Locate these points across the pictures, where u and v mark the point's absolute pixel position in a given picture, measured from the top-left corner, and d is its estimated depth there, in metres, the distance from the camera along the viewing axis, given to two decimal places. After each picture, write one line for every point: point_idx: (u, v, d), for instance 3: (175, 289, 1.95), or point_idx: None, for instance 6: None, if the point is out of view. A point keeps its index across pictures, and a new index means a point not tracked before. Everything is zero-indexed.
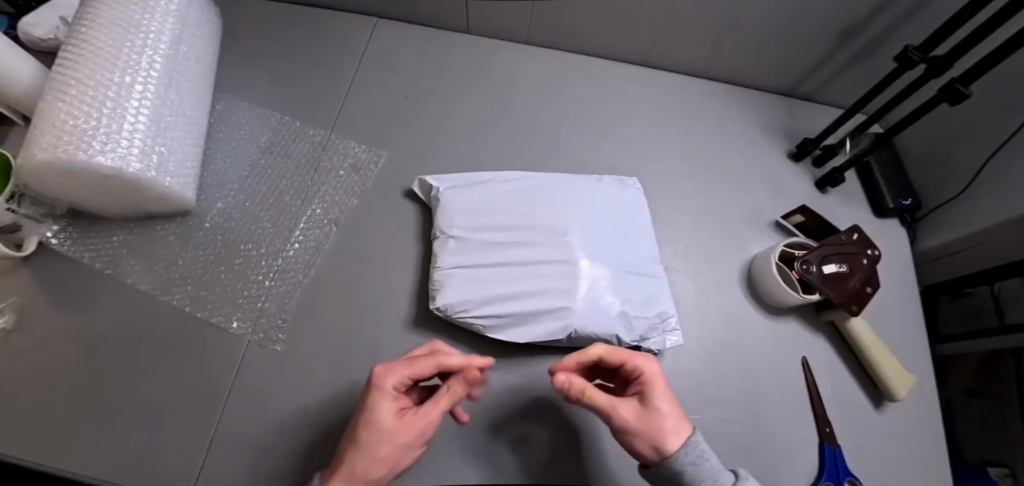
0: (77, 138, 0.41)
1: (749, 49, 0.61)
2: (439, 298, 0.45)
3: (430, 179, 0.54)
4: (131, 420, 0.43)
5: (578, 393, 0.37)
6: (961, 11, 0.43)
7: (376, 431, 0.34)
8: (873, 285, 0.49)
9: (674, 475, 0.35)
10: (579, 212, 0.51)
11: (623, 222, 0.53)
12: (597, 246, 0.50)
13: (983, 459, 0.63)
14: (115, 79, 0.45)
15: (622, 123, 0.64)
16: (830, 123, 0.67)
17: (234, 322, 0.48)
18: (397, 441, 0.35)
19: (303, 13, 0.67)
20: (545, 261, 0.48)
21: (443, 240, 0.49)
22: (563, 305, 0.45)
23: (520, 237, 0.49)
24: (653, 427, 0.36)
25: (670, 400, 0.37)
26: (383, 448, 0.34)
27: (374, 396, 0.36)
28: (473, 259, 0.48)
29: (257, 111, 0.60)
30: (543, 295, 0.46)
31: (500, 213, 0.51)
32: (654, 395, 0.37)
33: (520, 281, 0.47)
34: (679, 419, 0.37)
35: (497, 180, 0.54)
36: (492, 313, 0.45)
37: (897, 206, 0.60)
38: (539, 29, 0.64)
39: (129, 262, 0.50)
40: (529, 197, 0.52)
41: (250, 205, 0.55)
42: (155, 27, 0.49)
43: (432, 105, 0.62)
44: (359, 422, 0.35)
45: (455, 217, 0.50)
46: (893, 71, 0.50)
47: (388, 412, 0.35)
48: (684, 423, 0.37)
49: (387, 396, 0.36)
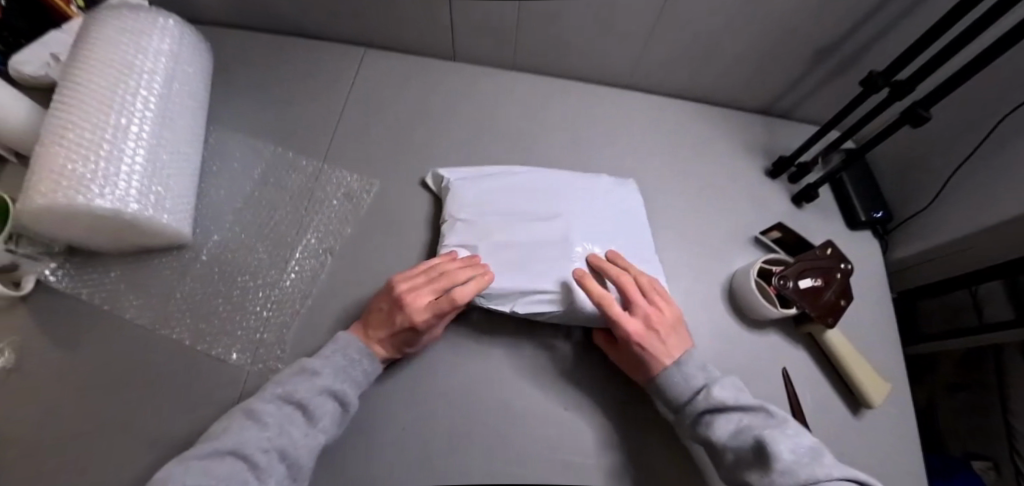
0: (76, 182, 0.42)
1: (726, 71, 0.64)
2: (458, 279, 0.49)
3: (443, 172, 0.58)
4: (134, 454, 0.44)
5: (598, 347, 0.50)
6: (923, 38, 0.46)
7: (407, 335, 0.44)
8: (847, 298, 0.52)
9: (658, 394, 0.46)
10: (580, 205, 0.55)
11: (621, 217, 0.56)
12: (594, 237, 0.53)
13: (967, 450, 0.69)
14: (112, 121, 0.46)
15: (607, 145, 0.66)
16: (804, 139, 0.70)
17: (233, 354, 0.49)
18: (419, 340, 0.45)
19: (293, 43, 0.68)
20: (546, 245, 0.51)
21: (452, 222, 0.52)
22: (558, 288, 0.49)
23: (525, 223, 0.52)
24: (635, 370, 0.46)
25: (642, 352, 0.44)
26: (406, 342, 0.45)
27: (426, 318, 0.42)
28: (478, 238, 0.50)
29: (251, 143, 0.61)
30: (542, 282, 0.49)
31: (506, 200, 0.54)
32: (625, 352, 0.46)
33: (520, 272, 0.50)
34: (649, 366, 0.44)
35: (507, 172, 0.57)
36: (493, 286, 0.47)
37: (869, 218, 0.63)
38: (523, 56, 0.66)
39: (127, 296, 0.51)
40: (534, 187, 0.55)
41: (247, 236, 0.56)
42: (149, 67, 0.51)
43: (422, 133, 0.64)
44: (399, 325, 0.43)
45: (464, 203, 0.53)
46: (860, 94, 0.53)
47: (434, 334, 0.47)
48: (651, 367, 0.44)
49: (432, 319, 0.43)
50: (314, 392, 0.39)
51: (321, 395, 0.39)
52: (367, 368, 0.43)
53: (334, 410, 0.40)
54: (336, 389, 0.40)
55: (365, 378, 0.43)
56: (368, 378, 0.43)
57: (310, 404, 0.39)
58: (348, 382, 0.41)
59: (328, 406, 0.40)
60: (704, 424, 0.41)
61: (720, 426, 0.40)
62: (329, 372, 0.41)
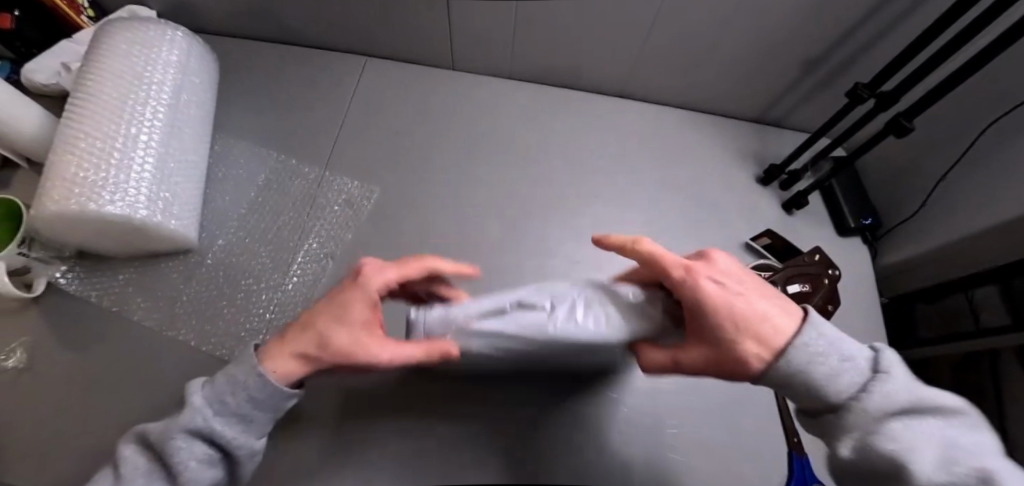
0: (89, 190, 0.44)
1: (718, 81, 0.66)
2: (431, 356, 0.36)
3: None
4: None
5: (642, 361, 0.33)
6: (905, 52, 0.48)
7: (359, 309, 0.31)
8: (833, 304, 0.55)
9: (779, 383, 0.28)
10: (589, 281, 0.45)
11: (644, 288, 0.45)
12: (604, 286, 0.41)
13: None
14: (122, 130, 0.48)
15: (602, 152, 0.68)
16: (796, 147, 0.71)
17: (237, 355, 0.51)
18: (350, 315, 0.31)
19: (296, 52, 0.70)
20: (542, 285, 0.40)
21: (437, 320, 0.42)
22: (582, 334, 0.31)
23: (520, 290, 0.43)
24: (737, 371, 0.28)
25: (744, 314, 0.28)
26: (361, 333, 0.31)
27: (382, 267, 0.33)
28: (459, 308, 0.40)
29: (255, 150, 0.63)
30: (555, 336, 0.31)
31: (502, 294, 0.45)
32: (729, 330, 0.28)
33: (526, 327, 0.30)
34: (755, 339, 0.28)
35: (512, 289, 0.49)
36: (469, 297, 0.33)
37: (859, 225, 0.64)
38: (521, 65, 0.68)
39: (135, 299, 0.53)
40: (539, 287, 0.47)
41: (250, 241, 0.58)
42: (158, 78, 0.52)
43: (422, 140, 0.65)
44: (347, 291, 0.32)
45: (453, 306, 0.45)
46: (846, 104, 0.54)
47: (371, 318, 0.32)
48: (770, 333, 0.28)
49: (391, 273, 0.33)
50: (171, 432, 0.29)
51: (182, 437, 0.29)
52: (257, 394, 0.30)
53: (209, 453, 0.30)
54: (202, 428, 0.29)
55: (258, 412, 0.31)
56: (261, 413, 0.31)
57: (166, 449, 0.29)
58: (225, 418, 0.30)
59: (200, 446, 0.30)
60: (879, 431, 0.26)
61: (906, 438, 0.25)
62: (194, 405, 0.29)
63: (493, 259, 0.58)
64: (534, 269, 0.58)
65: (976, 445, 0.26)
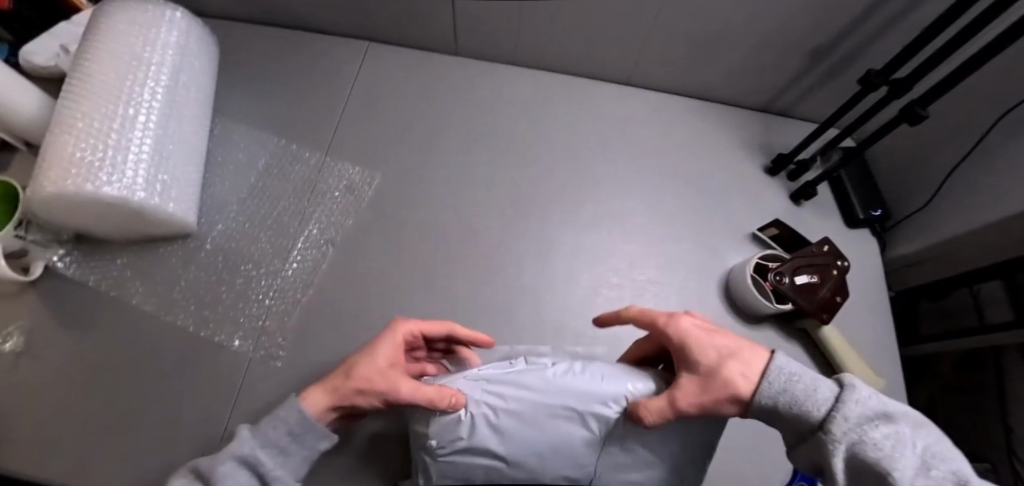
0: (86, 171, 0.44)
1: (726, 69, 0.64)
2: (432, 439, 0.33)
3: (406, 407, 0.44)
4: (138, 436, 0.45)
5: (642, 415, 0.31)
6: (920, 37, 0.46)
7: (384, 345, 0.38)
8: (842, 295, 0.52)
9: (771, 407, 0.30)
10: None
11: None
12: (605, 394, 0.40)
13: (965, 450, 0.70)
14: (120, 111, 0.47)
15: (607, 140, 0.67)
16: (804, 137, 0.70)
17: (236, 341, 0.50)
18: (372, 354, 0.38)
19: (296, 37, 0.68)
20: None
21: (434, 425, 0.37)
22: (584, 398, 0.33)
23: None
24: (729, 394, 0.31)
25: (725, 343, 0.33)
26: (383, 360, 0.37)
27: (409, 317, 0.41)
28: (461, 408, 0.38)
29: (254, 135, 0.62)
30: (558, 405, 0.33)
31: None
32: (711, 358, 0.33)
33: (533, 390, 0.33)
34: (737, 362, 0.32)
35: None
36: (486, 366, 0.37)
37: (867, 217, 0.63)
38: (525, 51, 0.67)
39: (133, 283, 0.52)
40: None
41: (250, 227, 0.57)
42: (156, 59, 0.51)
43: (424, 127, 0.64)
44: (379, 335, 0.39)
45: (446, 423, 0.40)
46: (858, 93, 0.53)
47: (388, 355, 0.38)
48: (746, 357, 0.32)
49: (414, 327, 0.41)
50: (220, 460, 0.33)
51: (229, 464, 0.34)
52: (294, 428, 0.36)
53: (249, 481, 0.34)
54: (248, 455, 0.34)
55: (296, 446, 0.36)
56: (299, 448, 0.37)
57: (215, 474, 0.33)
58: (269, 448, 0.35)
59: (243, 475, 0.34)
60: (861, 442, 0.26)
61: (887, 451, 0.25)
62: (244, 435, 0.35)
63: (496, 247, 0.58)
64: (537, 258, 0.58)
65: (944, 449, 0.27)
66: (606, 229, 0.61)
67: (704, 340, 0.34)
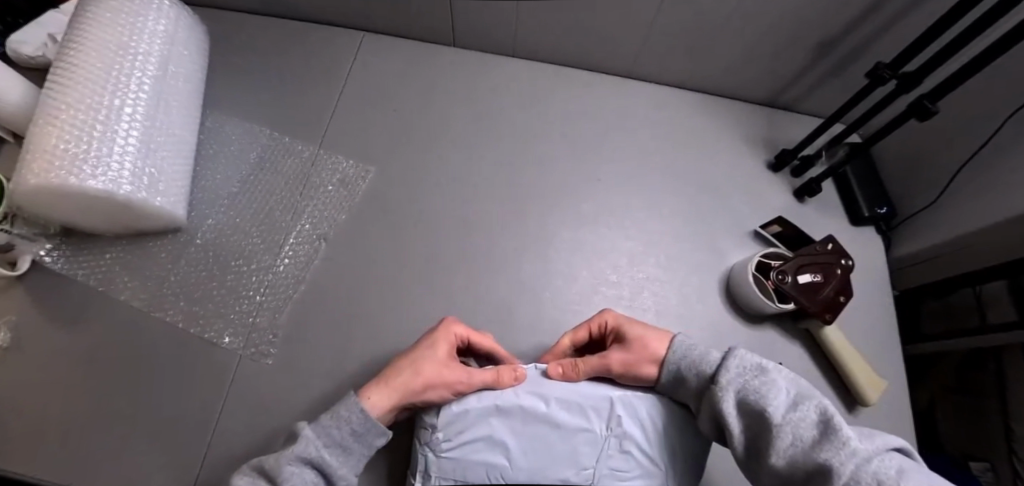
0: (69, 163, 0.42)
1: (729, 63, 0.62)
2: (439, 431, 0.37)
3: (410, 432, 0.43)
4: (127, 434, 0.44)
5: (575, 367, 0.40)
6: (930, 30, 0.44)
7: (442, 344, 0.40)
8: (846, 294, 0.51)
9: (676, 372, 0.38)
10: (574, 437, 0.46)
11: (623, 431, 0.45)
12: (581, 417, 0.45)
13: (967, 451, 0.71)
14: (105, 101, 0.46)
15: (607, 135, 0.65)
16: (809, 133, 0.69)
17: (226, 338, 0.49)
18: (430, 348, 0.40)
19: (289, 26, 0.67)
20: None
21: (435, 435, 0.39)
22: (591, 398, 0.39)
23: None
24: (646, 356, 0.40)
25: (641, 323, 0.42)
26: (441, 354, 0.40)
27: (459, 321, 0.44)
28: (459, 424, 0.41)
29: (247, 128, 0.61)
30: (561, 403, 0.38)
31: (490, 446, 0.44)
32: (632, 331, 0.41)
33: (540, 393, 0.38)
34: (653, 333, 0.41)
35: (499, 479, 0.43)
36: None
37: (873, 214, 0.62)
38: (523, 43, 0.65)
39: (121, 279, 0.51)
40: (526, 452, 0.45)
41: (241, 221, 0.56)
42: (143, 48, 0.50)
43: (418, 120, 0.63)
44: (432, 334, 0.42)
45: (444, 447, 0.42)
46: (865, 87, 0.51)
47: (446, 349, 0.40)
48: (659, 332, 0.42)
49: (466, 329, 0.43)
50: (287, 460, 0.33)
51: (295, 466, 0.33)
52: (359, 428, 0.36)
53: (315, 480, 0.34)
54: (314, 456, 0.34)
55: (357, 445, 0.37)
56: (360, 446, 0.37)
57: (281, 476, 0.32)
58: (331, 447, 0.36)
59: (308, 473, 0.34)
60: (739, 391, 0.33)
61: (757, 392, 0.32)
62: (307, 436, 0.35)
63: (493, 244, 0.56)
64: (534, 255, 0.56)
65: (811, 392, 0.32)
66: (606, 226, 0.59)
67: (618, 320, 0.43)
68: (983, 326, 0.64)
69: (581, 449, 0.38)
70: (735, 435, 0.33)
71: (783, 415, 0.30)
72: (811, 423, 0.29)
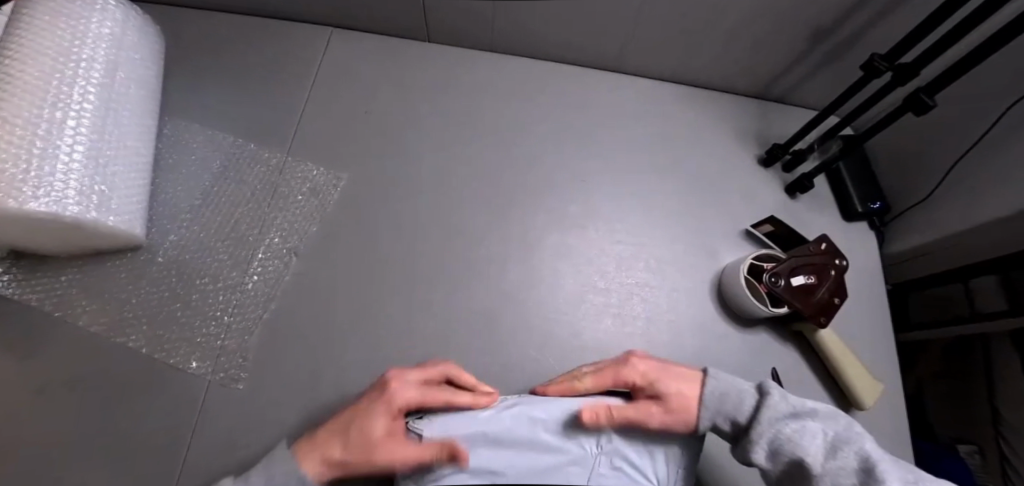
0: (5, 185, 0.38)
1: (717, 56, 0.60)
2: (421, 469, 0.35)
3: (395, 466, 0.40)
4: (88, 472, 0.41)
5: (609, 414, 0.35)
6: (930, 18, 0.42)
7: (379, 409, 0.35)
8: (840, 296, 0.50)
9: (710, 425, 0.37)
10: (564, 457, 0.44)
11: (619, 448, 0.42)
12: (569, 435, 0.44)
13: (956, 435, 0.71)
14: (44, 114, 0.41)
15: (593, 133, 0.62)
16: (800, 126, 0.66)
17: (193, 363, 0.46)
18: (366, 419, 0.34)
19: (254, 23, 0.62)
20: None
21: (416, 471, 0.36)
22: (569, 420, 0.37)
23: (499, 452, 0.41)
24: (681, 417, 0.36)
25: (671, 375, 0.38)
26: (379, 428, 0.34)
27: (405, 380, 0.37)
28: None
29: (210, 135, 0.57)
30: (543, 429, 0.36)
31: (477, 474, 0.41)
32: (666, 388, 0.37)
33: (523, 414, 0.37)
34: (686, 386, 0.38)
35: None
36: None
37: (866, 210, 0.60)
38: (502, 36, 0.61)
39: (79, 303, 0.48)
40: None
41: (206, 236, 0.52)
42: (87, 54, 0.45)
43: (394, 121, 0.59)
44: (373, 399, 0.36)
45: None
46: (861, 78, 0.48)
47: (383, 420, 0.34)
48: (692, 381, 0.38)
49: (415, 388, 0.36)
50: None
51: None
52: None
53: None
54: None
55: None
56: None
57: None
58: None
59: None
60: (780, 444, 0.34)
61: (795, 441, 0.34)
62: None
63: (476, 253, 0.54)
64: (520, 263, 0.54)
65: (850, 434, 0.35)
66: (593, 230, 0.57)
67: (644, 375, 0.38)
68: (976, 316, 0.63)
69: (569, 470, 0.35)
70: (770, 471, 0.36)
71: (823, 464, 0.34)
72: (849, 469, 0.33)
